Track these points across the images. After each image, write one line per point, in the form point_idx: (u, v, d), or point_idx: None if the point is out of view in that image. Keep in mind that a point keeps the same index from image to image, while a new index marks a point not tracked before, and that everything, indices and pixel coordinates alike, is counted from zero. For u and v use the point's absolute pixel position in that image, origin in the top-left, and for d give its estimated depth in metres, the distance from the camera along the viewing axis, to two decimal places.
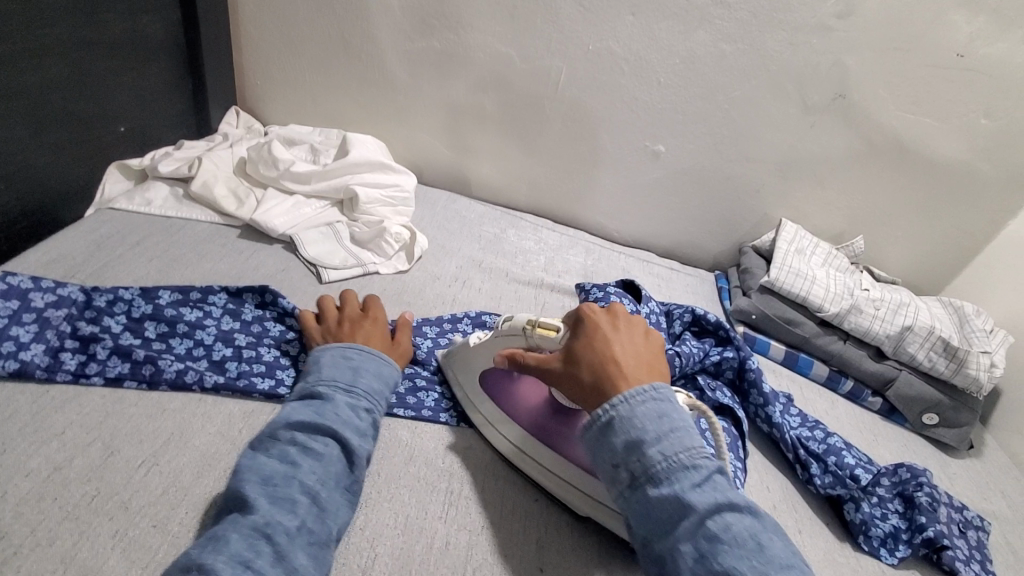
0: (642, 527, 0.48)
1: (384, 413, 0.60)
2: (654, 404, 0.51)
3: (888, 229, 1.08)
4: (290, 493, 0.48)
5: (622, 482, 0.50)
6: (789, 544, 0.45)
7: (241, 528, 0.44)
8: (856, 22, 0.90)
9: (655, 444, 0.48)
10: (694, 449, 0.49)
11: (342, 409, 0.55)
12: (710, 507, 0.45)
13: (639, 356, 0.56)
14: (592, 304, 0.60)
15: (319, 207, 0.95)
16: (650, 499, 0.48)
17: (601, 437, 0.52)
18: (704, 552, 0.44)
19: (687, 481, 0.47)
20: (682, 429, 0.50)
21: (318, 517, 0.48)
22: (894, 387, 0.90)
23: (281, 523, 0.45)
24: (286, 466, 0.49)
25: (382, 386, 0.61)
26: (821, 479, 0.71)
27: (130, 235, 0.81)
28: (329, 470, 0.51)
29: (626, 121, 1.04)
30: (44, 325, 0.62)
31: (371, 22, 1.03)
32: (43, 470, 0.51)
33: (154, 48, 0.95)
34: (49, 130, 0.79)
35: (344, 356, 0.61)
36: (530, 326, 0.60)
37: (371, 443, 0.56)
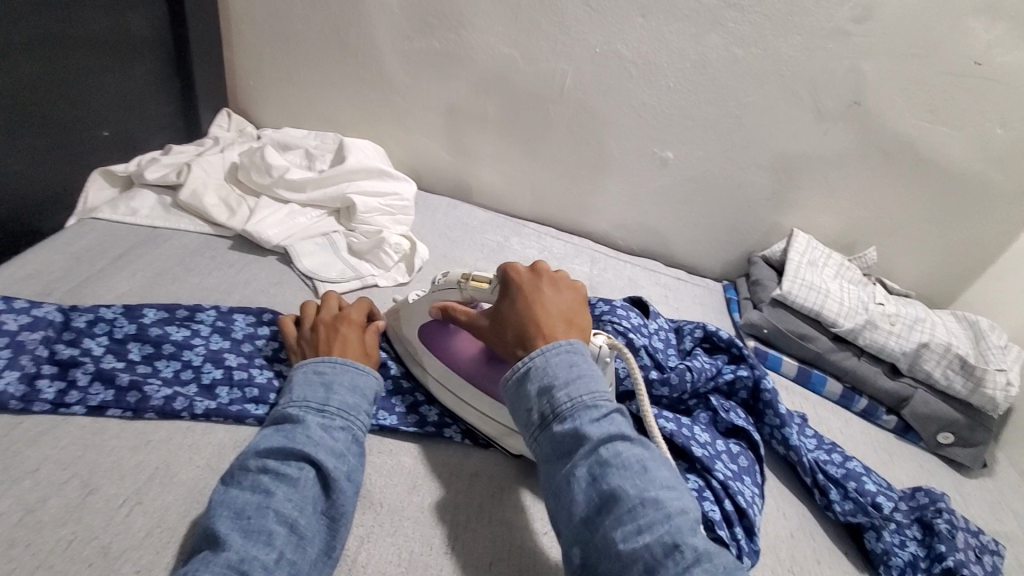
0: (546, 464, 0.47)
1: (365, 429, 0.54)
2: (566, 355, 0.51)
3: (901, 239, 1.05)
4: (265, 524, 0.44)
5: (531, 425, 0.49)
6: (674, 472, 0.46)
7: (215, 566, 0.40)
8: (873, 28, 0.87)
9: (563, 388, 0.48)
10: (600, 391, 0.49)
11: (313, 429, 0.51)
12: (605, 438, 0.45)
13: (561, 311, 0.56)
14: (521, 262, 0.60)
15: (315, 216, 0.90)
16: (554, 435, 0.47)
17: (516, 387, 0.51)
18: (596, 476, 0.44)
19: (587, 417, 0.47)
20: (591, 374, 0.49)
21: (296, 547, 0.44)
22: (910, 406, 0.87)
23: (257, 558, 0.42)
24: (257, 495, 0.46)
25: (360, 401, 0.56)
26: (840, 505, 0.68)
27: (114, 248, 0.77)
28: (303, 493, 0.47)
29: (633, 126, 1.01)
30: (19, 350, 0.57)
31: (367, 20, 0.99)
32: (14, 513, 0.47)
33: (138, 46, 0.90)
34: (24, 136, 0.74)
35: (317, 372, 0.57)
36: (463, 279, 0.63)
37: (352, 462, 0.51)
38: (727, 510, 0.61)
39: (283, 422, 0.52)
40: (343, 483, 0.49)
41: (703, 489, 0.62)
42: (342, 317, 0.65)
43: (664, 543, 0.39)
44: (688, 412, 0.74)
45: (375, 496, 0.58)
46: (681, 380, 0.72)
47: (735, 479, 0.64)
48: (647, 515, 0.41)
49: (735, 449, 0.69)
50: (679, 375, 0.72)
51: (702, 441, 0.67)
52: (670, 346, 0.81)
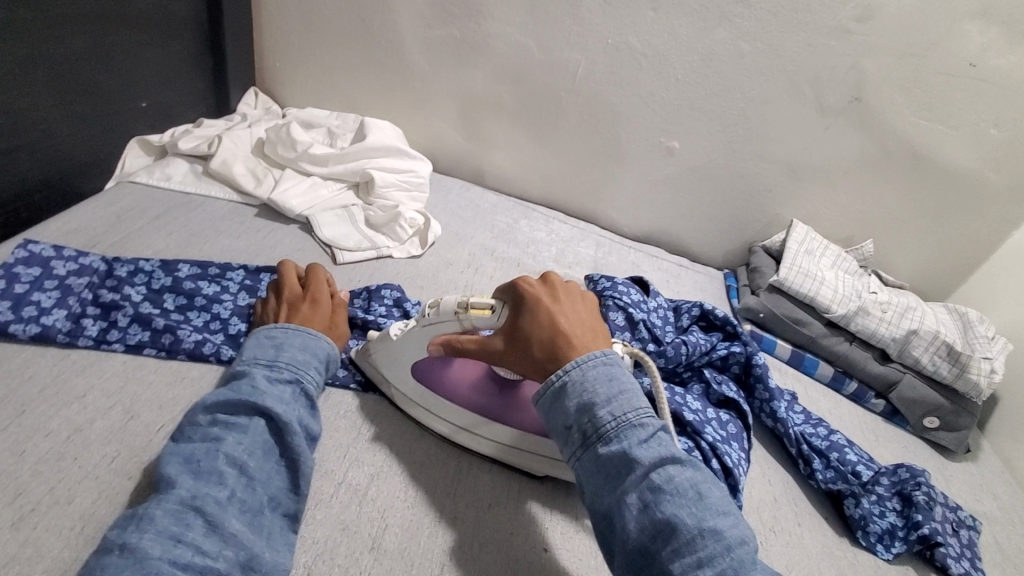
0: (591, 484, 0.49)
1: (314, 383, 0.57)
2: (603, 369, 0.52)
3: (898, 234, 1.08)
4: (215, 466, 0.45)
5: (574, 443, 0.51)
6: (724, 493, 0.48)
7: (167, 503, 0.42)
8: (875, 27, 0.90)
9: (605, 406, 0.49)
10: (642, 408, 0.50)
11: (260, 382, 0.52)
12: (655, 461, 0.47)
13: (581, 323, 0.57)
14: (526, 276, 0.59)
15: (335, 189, 0.95)
16: (599, 457, 0.49)
17: (553, 401, 0.52)
18: (648, 502, 0.45)
19: (634, 438, 0.48)
20: (631, 390, 0.51)
21: (246, 487, 0.46)
22: (897, 390, 0.91)
23: (210, 494, 0.43)
24: (208, 442, 0.47)
25: (310, 359, 0.58)
26: (822, 474, 0.72)
27: (150, 210, 0.83)
28: (253, 438, 0.48)
29: (642, 116, 1.05)
30: (66, 292, 0.63)
31: (391, 8, 1.04)
32: (64, 431, 0.52)
33: (177, 25, 0.96)
34: (70, 103, 0.80)
35: (267, 336, 0.59)
36: (462, 309, 0.57)
37: (302, 411, 0.53)
38: (714, 468, 0.65)
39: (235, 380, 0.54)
40: (296, 427, 0.50)
41: (692, 449, 0.66)
42: (308, 297, 0.66)
43: None
44: (682, 383, 0.78)
45: (387, 440, 0.63)
46: (676, 352, 0.77)
47: (723, 442, 0.68)
48: (706, 546, 0.43)
49: (725, 418, 0.73)
50: (674, 347, 0.77)
51: (694, 408, 0.71)
52: (667, 323, 0.84)
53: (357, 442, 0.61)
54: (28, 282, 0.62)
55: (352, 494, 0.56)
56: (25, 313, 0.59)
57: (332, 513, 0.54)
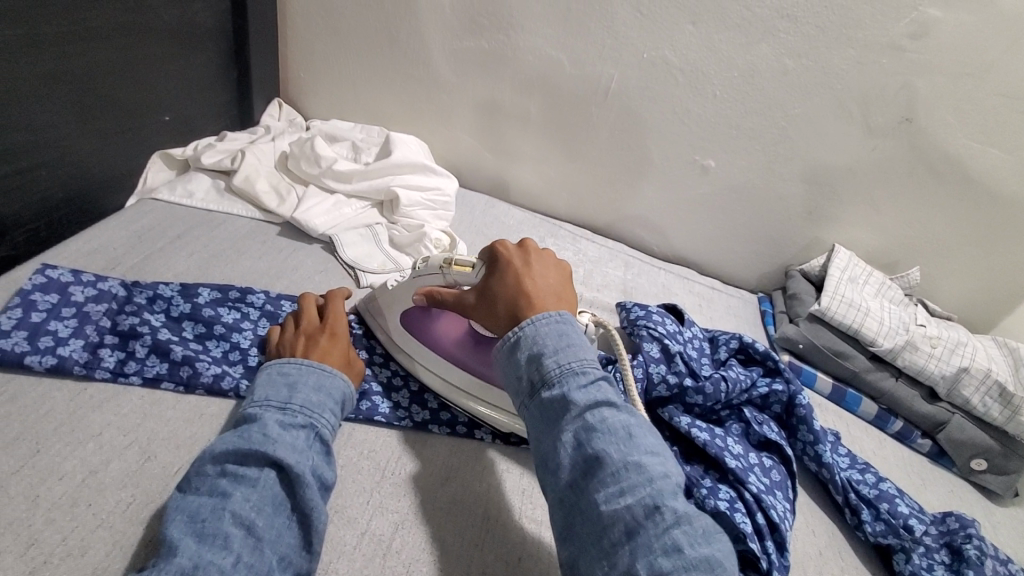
0: (534, 429, 0.48)
1: (330, 425, 0.53)
2: (556, 326, 0.51)
3: (946, 260, 1.02)
4: (222, 528, 0.42)
5: (522, 393, 0.50)
6: (659, 440, 0.46)
7: (166, 575, 0.38)
8: (930, 44, 0.85)
9: (552, 355, 0.49)
10: (587, 359, 0.49)
11: (271, 428, 0.49)
12: (592, 404, 0.45)
13: (550, 288, 0.56)
14: (507, 241, 0.60)
15: (359, 207, 0.93)
16: (542, 402, 0.47)
17: (508, 355, 0.52)
18: (581, 441, 0.44)
19: (574, 383, 0.47)
20: (579, 344, 0.50)
21: (254, 550, 0.42)
22: (946, 431, 0.85)
23: (213, 563, 0.39)
24: (214, 498, 0.44)
25: (325, 399, 0.55)
26: (872, 526, 0.68)
27: (171, 228, 0.81)
28: (262, 494, 0.45)
29: (676, 134, 1.00)
30: (84, 320, 0.61)
31: (418, 19, 1.01)
32: (79, 473, 0.50)
33: (201, 37, 0.94)
34: (93, 118, 0.78)
35: (281, 372, 0.55)
36: (446, 264, 0.62)
37: (316, 460, 0.50)
38: (759, 522, 0.60)
39: (244, 423, 0.51)
40: (309, 480, 0.47)
41: (735, 500, 0.62)
42: (325, 330, 0.63)
43: (646, 505, 0.40)
44: (720, 422, 0.74)
45: (412, 484, 0.59)
46: (715, 389, 0.72)
47: (768, 493, 0.64)
48: (630, 477, 0.41)
49: (768, 463, 0.69)
50: (714, 384, 0.72)
51: (735, 452, 0.67)
52: (704, 355, 0.79)
53: (380, 487, 0.58)
54: (45, 310, 0.60)
55: (375, 545, 0.53)
56: (42, 344, 0.57)
57: (354, 568, 0.51)
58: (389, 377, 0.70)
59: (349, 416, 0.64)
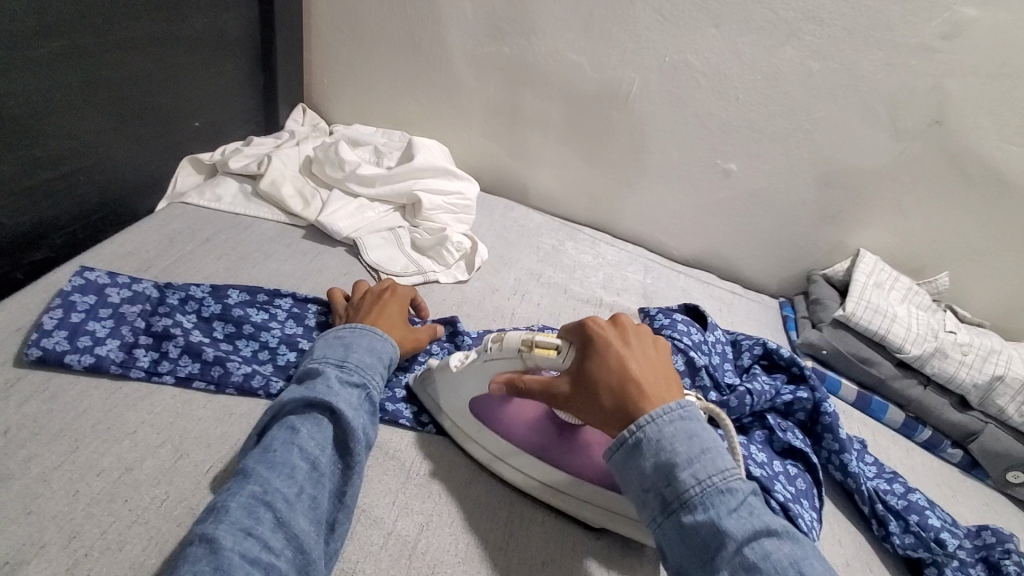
0: (675, 554, 0.45)
1: (378, 388, 0.57)
2: (682, 424, 0.48)
3: (978, 266, 1.00)
4: (290, 459, 0.47)
5: (653, 507, 0.47)
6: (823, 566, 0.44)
7: (241, 496, 0.43)
8: (961, 45, 0.84)
9: (688, 467, 0.46)
10: (727, 471, 0.46)
11: (333, 382, 0.54)
12: (749, 535, 0.43)
13: (654, 370, 0.53)
14: (594, 317, 0.55)
15: (382, 211, 0.94)
16: (684, 525, 0.45)
17: (627, 458, 0.49)
18: None
19: (723, 507, 0.44)
20: (715, 451, 0.47)
21: (316, 482, 0.47)
22: (979, 441, 0.83)
23: (280, 490, 0.45)
24: (284, 432, 0.49)
25: (375, 361, 0.59)
26: (900, 538, 0.66)
27: (200, 232, 0.82)
28: (325, 433, 0.50)
29: (697, 137, 1.00)
30: (120, 321, 0.63)
31: (441, 25, 1.02)
32: (115, 470, 0.51)
33: (230, 45, 0.96)
34: (130, 123, 0.80)
35: (337, 336, 0.60)
36: (528, 347, 0.55)
37: (366, 418, 0.54)
38: None
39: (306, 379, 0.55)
40: (359, 435, 0.52)
41: None
42: (388, 288, 0.71)
43: None
44: (742, 430, 0.73)
45: (436, 486, 0.60)
46: (740, 402, 0.72)
47: (795, 502, 0.63)
48: None
49: (793, 471, 0.68)
50: (739, 397, 0.72)
51: (759, 461, 0.66)
52: (727, 361, 0.80)
53: (406, 488, 0.59)
54: (83, 311, 0.62)
55: (401, 546, 0.53)
56: (80, 343, 0.59)
57: (381, 568, 0.51)
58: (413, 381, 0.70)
59: None
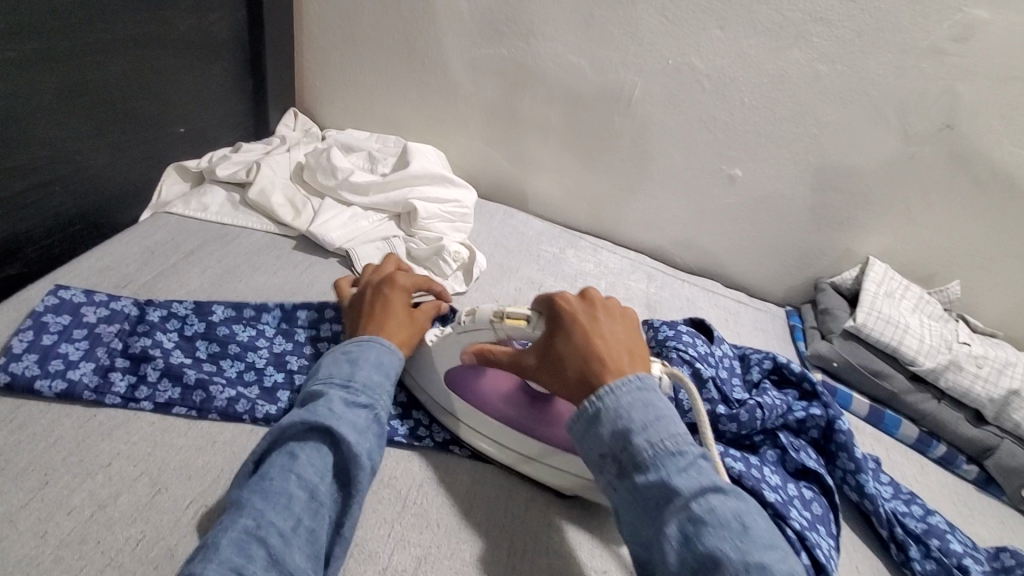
0: (630, 516, 0.45)
1: (387, 409, 0.52)
2: (638, 394, 0.48)
3: (990, 273, 0.97)
4: (287, 488, 0.43)
5: (609, 472, 0.47)
6: (771, 524, 0.43)
7: (233, 531, 0.40)
8: (974, 47, 0.81)
9: (642, 433, 0.45)
10: (679, 435, 0.46)
11: (336, 404, 0.49)
12: (696, 491, 0.42)
13: (623, 344, 0.52)
14: (565, 291, 0.55)
15: (376, 219, 0.90)
16: (636, 486, 0.45)
17: (588, 427, 0.48)
18: (688, 535, 0.41)
19: (673, 466, 0.44)
20: (668, 416, 0.46)
21: (316, 514, 0.44)
22: (995, 457, 0.80)
23: (275, 524, 0.41)
24: (283, 458, 0.45)
25: (384, 379, 0.54)
26: (921, 564, 0.63)
27: (185, 244, 0.79)
28: (324, 461, 0.46)
29: (701, 142, 0.97)
30: (95, 343, 0.59)
31: (436, 26, 0.99)
32: (87, 508, 0.48)
33: (216, 46, 0.93)
34: (109, 130, 0.76)
35: (343, 352, 0.55)
36: (498, 318, 0.55)
37: (373, 441, 0.49)
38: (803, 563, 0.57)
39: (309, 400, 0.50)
40: (364, 460, 0.47)
41: None
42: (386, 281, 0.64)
43: None
44: (753, 448, 0.70)
45: (434, 515, 0.56)
46: (750, 417, 0.68)
47: (811, 530, 0.60)
48: None
49: (808, 495, 0.65)
50: (749, 411, 0.68)
51: (773, 484, 0.63)
52: (734, 376, 0.76)
53: (401, 518, 0.55)
54: (55, 332, 0.59)
55: None
56: (52, 367, 0.56)
57: None
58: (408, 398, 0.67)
59: None
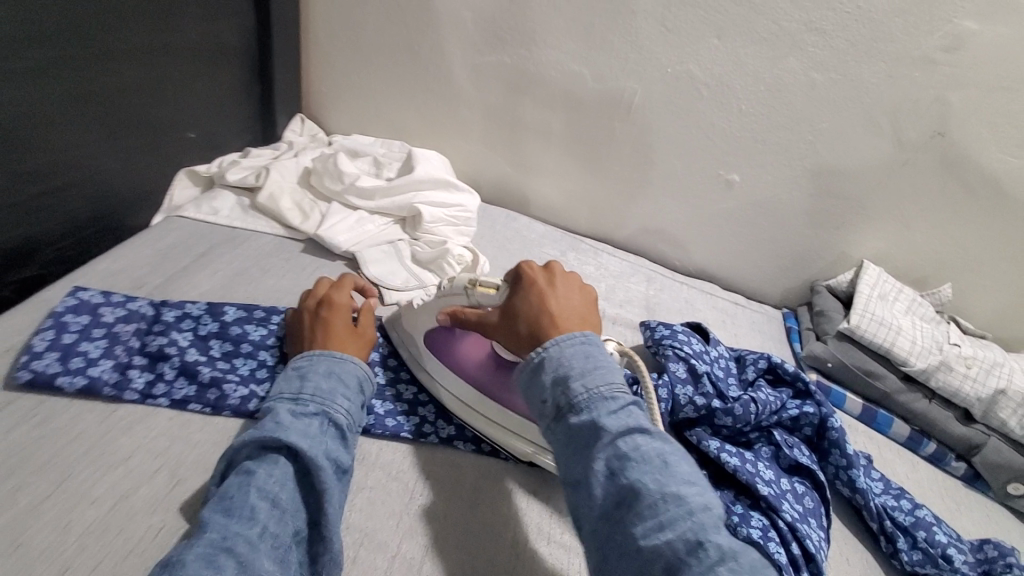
0: (563, 456, 0.48)
1: (343, 413, 0.54)
2: (581, 347, 0.52)
3: (980, 277, 1.00)
4: (247, 501, 0.45)
5: (549, 417, 0.50)
6: (693, 466, 0.46)
7: (198, 547, 0.41)
8: (963, 58, 0.83)
9: (579, 378, 0.49)
10: (615, 383, 0.49)
11: (283, 415, 0.51)
12: (622, 430, 0.46)
13: (574, 307, 0.57)
14: (529, 260, 0.60)
15: (382, 223, 0.92)
16: (570, 427, 0.48)
17: (533, 377, 0.52)
18: (614, 469, 0.44)
19: (604, 408, 0.47)
20: (606, 367, 0.50)
21: (280, 520, 0.45)
22: (982, 454, 0.82)
23: (240, 534, 0.42)
24: (240, 475, 0.47)
25: (336, 386, 0.56)
26: (908, 554, 0.65)
27: (197, 247, 0.81)
28: (283, 469, 0.48)
29: (699, 148, 0.99)
30: (113, 341, 0.62)
31: (440, 34, 1.01)
32: (109, 498, 0.50)
33: (226, 54, 0.95)
34: (121, 136, 0.79)
35: (293, 367, 0.58)
36: (471, 285, 0.61)
37: (330, 444, 0.51)
38: (794, 553, 0.59)
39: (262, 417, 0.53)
40: (323, 462, 0.49)
41: (769, 529, 0.61)
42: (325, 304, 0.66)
43: (687, 540, 0.39)
44: (748, 444, 0.72)
45: (439, 507, 0.59)
46: (745, 411, 0.70)
47: (803, 522, 0.62)
48: (668, 510, 0.41)
49: (800, 489, 0.67)
50: (743, 406, 0.70)
51: (766, 479, 0.65)
52: (731, 375, 0.78)
53: (408, 510, 0.58)
54: (76, 331, 0.61)
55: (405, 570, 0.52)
56: (73, 365, 0.58)
57: None
58: (414, 394, 0.70)
59: (375, 431, 0.64)
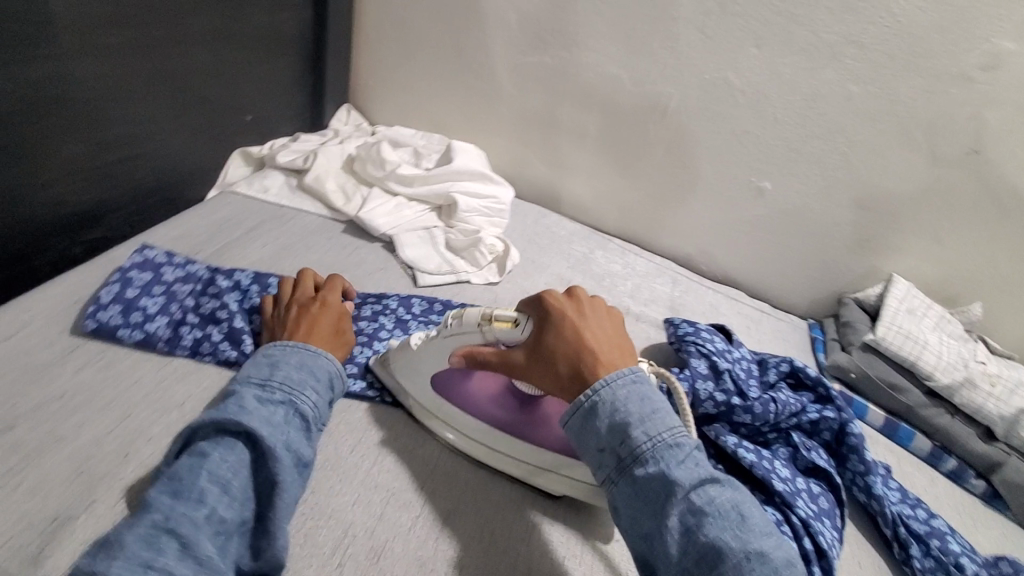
0: (629, 508, 0.47)
1: (311, 405, 0.53)
2: (634, 387, 0.50)
3: (1013, 298, 0.98)
4: (196, 484, 0.44)
5: (608, 466, 0.49)
6: (761, 512, 0.46)
7: (139, 527, 0.40)
8: (1003, 76, 0.84)
9: (639, 426, 0.48)
10: (675, 427, 0.48)
11: (248, 401, 0.50)
12: (694, 482, 0.45)
13: (608, 338, 0.55)
14: (551, 289, 0.57)
15: (419, 210, 0.96)
16: (635, 479, 0.47)
17: (584, 421, 0.50)
18: (689, 526, 0.43)
19: (670, 458, 0.46)
20: (663, 410, 0.49)
21: (229, 505, 0.44)
22: (1003, 473, 0.81)
23: (184, 516, 0.41)
24: (194, 457, 0.46)
25: (307, 377, 0.55)
26: (920, 562, 0.66)
27: (247, 221, 0.86)
28: (239, 455, 0.46)
29: (731, 154, 1.01)
30: (170, 299, 0.67)
31: (485, 33, 1.05)
32: (163, 438, 0.54)
33: (283, 44, 1.01)
34: (187, 114, 0.84)
35: (265, 354, 0.56)
36: (486, 321, 0.55)
37: (293, 434, 0.50)
38: (806, 548, 0.60)
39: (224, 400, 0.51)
40: (280, 452, 0.47)
41: (782, 524, 0.62)
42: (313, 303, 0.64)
43: None
44: (766, 444, 0.73)
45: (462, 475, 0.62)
46: (764, 409, 0.71)
47: (816, 519, 0.63)
48: (755, 570, 0.41)
49: (816, 489, 0.68)
50: (762, 404, 0.71)
51: (782, 476, 0.66)
52: (752, 377, 0.79)
53: (432, 476, 0.61)
54: (138, 287, 0.66)
55: (427, 529, 0.55)
56: (133, 318, 0.63)
57: (410, 548, 0.53)
58: None
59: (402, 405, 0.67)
